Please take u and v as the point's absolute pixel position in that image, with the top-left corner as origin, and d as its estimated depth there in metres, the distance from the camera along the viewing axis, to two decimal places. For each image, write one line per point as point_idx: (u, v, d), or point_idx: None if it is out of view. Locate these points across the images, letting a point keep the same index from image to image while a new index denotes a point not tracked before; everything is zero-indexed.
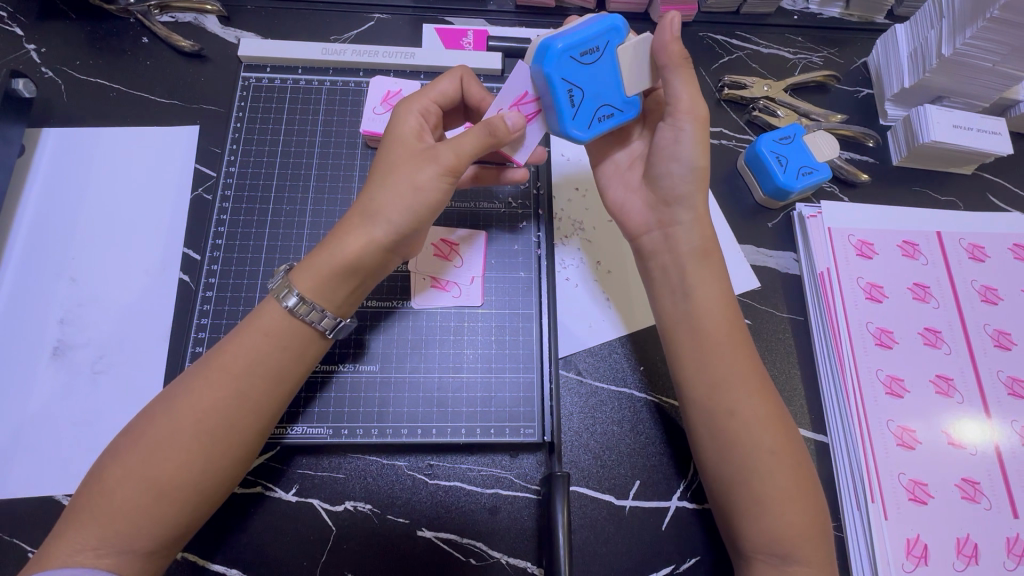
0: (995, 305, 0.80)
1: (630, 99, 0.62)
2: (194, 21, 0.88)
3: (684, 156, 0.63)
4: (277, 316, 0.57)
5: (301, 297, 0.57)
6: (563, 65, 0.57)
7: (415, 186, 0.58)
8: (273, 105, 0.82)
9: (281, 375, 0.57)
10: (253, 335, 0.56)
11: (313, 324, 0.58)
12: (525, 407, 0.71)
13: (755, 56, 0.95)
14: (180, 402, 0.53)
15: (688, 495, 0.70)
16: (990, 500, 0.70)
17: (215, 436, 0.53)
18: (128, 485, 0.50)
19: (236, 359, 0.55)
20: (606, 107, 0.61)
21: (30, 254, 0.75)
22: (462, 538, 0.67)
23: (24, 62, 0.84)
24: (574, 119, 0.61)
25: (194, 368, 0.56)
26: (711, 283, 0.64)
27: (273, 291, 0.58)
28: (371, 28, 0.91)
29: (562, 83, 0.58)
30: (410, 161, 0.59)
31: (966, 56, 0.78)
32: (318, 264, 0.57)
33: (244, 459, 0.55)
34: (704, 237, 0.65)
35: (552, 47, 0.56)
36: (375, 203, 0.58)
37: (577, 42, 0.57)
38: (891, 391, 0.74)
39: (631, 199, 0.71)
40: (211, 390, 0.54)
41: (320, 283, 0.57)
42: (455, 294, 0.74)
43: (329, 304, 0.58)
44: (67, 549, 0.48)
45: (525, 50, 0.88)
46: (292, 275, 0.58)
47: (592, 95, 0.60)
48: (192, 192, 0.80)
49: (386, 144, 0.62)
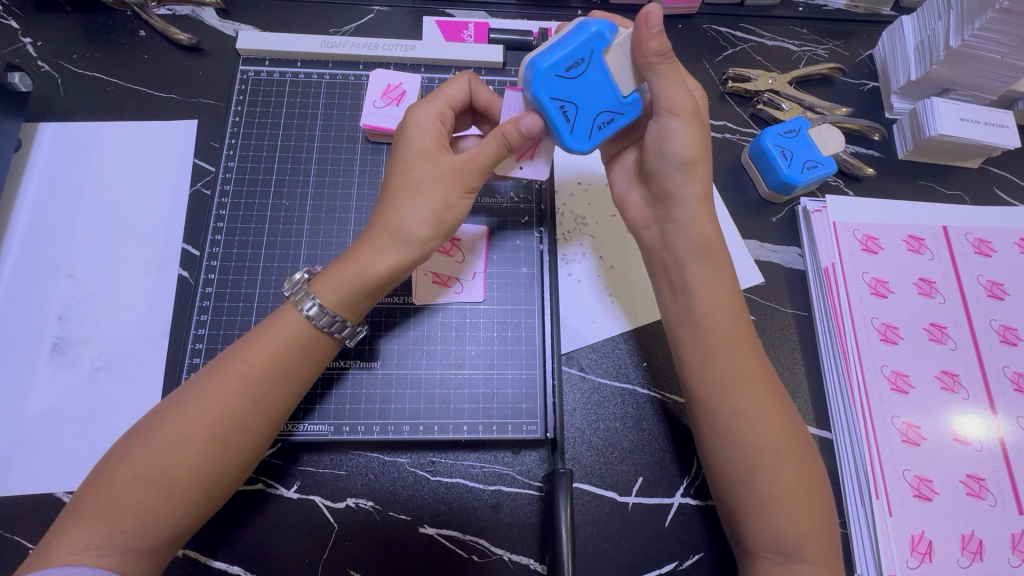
0: (1001, 300, 0.79)
1: (628, 99, 0.60)
2: (192, 14, 0.87)
3: (672, 153, 0.61)
4: (296, 324, 0.56)
5: (320, 306, 0.56)
6: (549, 82, 0.57)
7: (445, 204, 0.58)
8: (272, 99, 0.81)
9: (296, 381, 0.56)
10: (271, 340, 0.56)
11: (326, 330, 0.57)
12: (528, 403, 0.71)
13: (760, 48, 0.94)
14: (194, 406, 0.52)
15: (692, 492, 0.70)
16: (996, 496, 0.70)
17: (229, 440, 0.52)
18: (137, 486, 0.49)
19: (253, 365, 0.54)
20: (604, 114, 0.59)
21: (28, 250, 0.75)
22: (464, 534, 0.67)
23: (20, 56, 0.83)
24: (572, 133, 0.59)
25: (208, 368, 0.55)
26: (723, 279, 0.63)
27: (290, 298, 0.58)
28: (370, 20, 0.90)
29: (552, 102, 0.57)
30: (435, 176, 0.58)
31: (974, 47, 0.77)
32: (341, 276, 0.57)
33: (254, 460, 0.55)
34: (703, 235, 0.63)
35: (537, 66, 0.56)
36: (405, 222, 0.57)
37: (561, 58, 0.56)
38: (896, 386, 0.74)
39: (631, 193, 0.70)
40: (226, 396, 0.53)
41: (341, 294, 0.57)
42: (457, 290, 0.74)
43: (348, 315, 0.58)
44: (69, 547, 0.48)
45: (527, 43, 0.87)
46: (312, 284, 0.57)
47: (586, 106, 0.59)
48: (191, 187, 0.79)
49: (407, 158, 0.60)
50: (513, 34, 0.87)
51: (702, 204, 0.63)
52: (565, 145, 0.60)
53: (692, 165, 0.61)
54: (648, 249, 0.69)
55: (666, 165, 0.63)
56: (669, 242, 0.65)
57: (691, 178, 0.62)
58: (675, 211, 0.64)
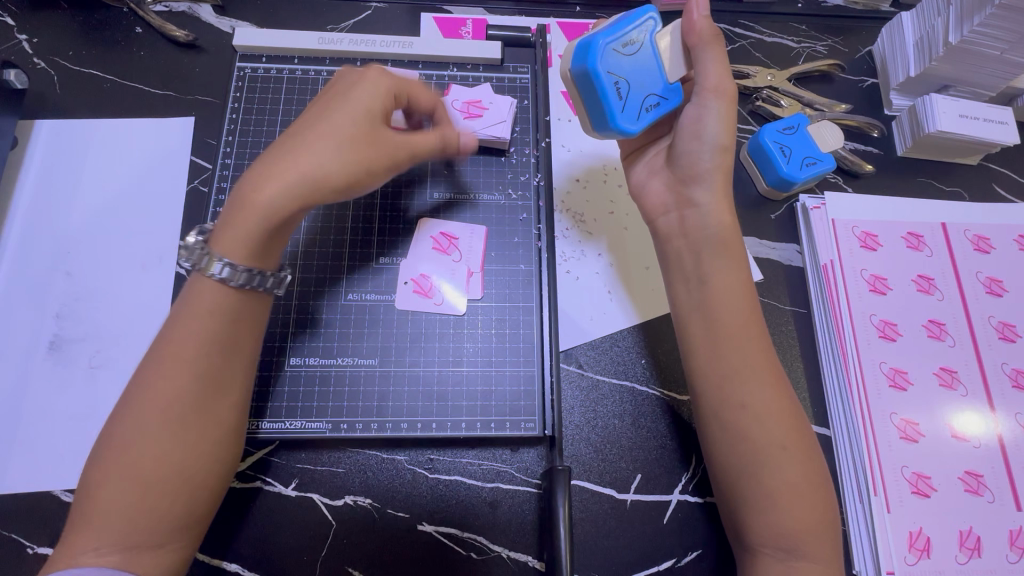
0: (1000, 296, 0.79)
1: (673, 86, 0.64)
2: (189, 10, 0.87)
3: (708, 134, 0.62)
4: (214, 291, 0.54)
5: (228, 264, 0.54)
6: (605, 59, 0.60)
7: (368, 171, 0.58)
8: (269, 95, 0.81)
9: (235, 348, 0.55)
10: (197, 316, 0.54)
11: (245, 287, 0.55)
12: (525, 400, 0.70)
13: (759, 44, 0.94)
14: (138, 400, 0.51)
15: (691, 488, 0.70)
16: (994, 493, 0.70)
17: (186, 421, 0.52)
18: (113, 485, 0.49)
19: (185, 344, 0.53)
20: (653, 97, 0.63)
21: (24, 247, 0.74)
22: (462, 532, 0.67)
23: (15, 52, 0.83)
24: (623, 112, 0.62)
25: (146, 360, 0.54)
26: (735, 273, 0.63)
27: (190, 264, 0.54)
28: (368, 17, 0.90)
29: (608, 77, 0.60)
30: (352, 122, 0.58)
31: (973, 44, 0.77)
32: (246, 230, 0.54)
33: (224, 438, 0.55)
34: (722, 224, 0.64)
35: (593, 43, 0.60)
36: (313, 171, 0.55)
37: (619, 35, 0.60)
38: (895, 383, 0.74)
39: (652, 181, 0.70)
40: (169, 379, 0.52)
41: (251, 249, 0.55)
42: (437, 301, 0.73)
43: (261, 264, 0.57)
44: (72, 550, 0.48)
45: (525, 39, 0.87)
46: (212, 245, 0.54)
47: (637, 87, 0.62)
48: (188, 184, 0.79)
49: (321, 117, 0.58)
50: (510, 30, 0.87)
51: (725, 192, 0.64)
52: (612, 122, 0.62)
53: (725, 147, 0.63)
54: (664, 238, 0.68)
55: (699, 147, 0.63)
56: (687, 229, 0.66)
57: (720, 163, 0.63)
58: (698, 197, 0.65)
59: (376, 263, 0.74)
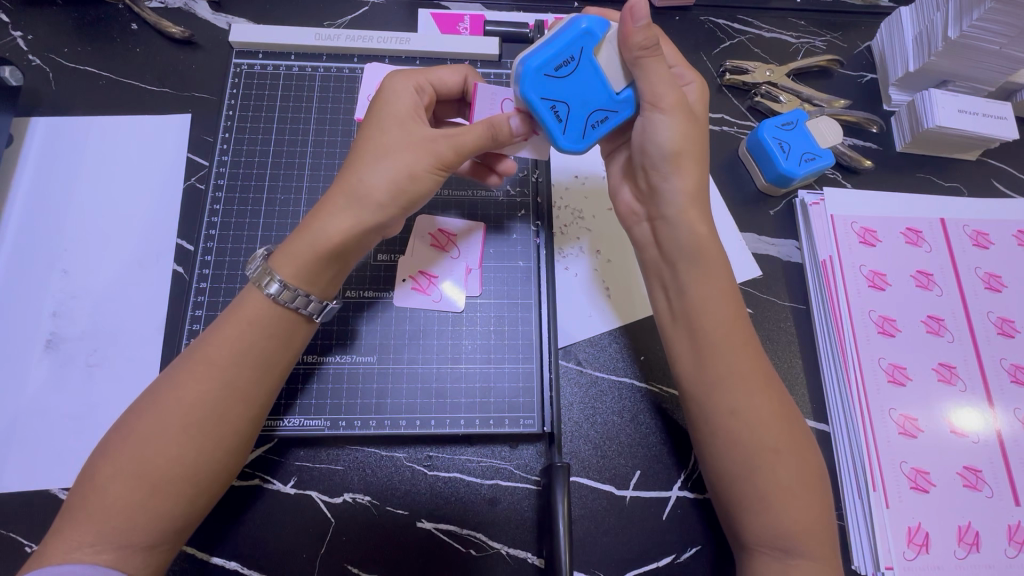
0: (999, 292, 0.79)
1: (622, 96, 0.59)
2: (184, 6, 0.86)
3: (658, 146, 0.60)
4: (260, 305, 0.56)
5: (284, 284, 0.55)
6: (539, 84, 0.56)
7: (410, 172, 0.57)
8: (265, 92, 0.80)
9: (269, 363, 0.56)
10: (234, 324, 0.55)
11: (289, 307, 0.56)
12: (524, 397, 0.70)
13: (758, 40, 0.94)
14: (165, 394, 0.52)
15: (688, 485, 0.70)
16: (992, 487, 0.70)
17: (206, 427, 0.51)
18: (120, 481, 0.49)
19: (221, 349, 0.54)
20: (598, 112, 0.59)
21: (19, 246, 0.74)
22: (461, 529, 0.67)
23: (10, 49, 0.82)
24: (565, 132, 0.59)
25: (180, 361, 0.54)
26: (716, 279, 0.62)
27: (253, 279, 0.57)
28: (365, 13, 0.90)
29: (543, 102, 0.57)
30: (404, 145, 0.58)
31: (972, 39, 0.76)
32: (298, 248, 0.56)
33: (240, 448, 0.54)
34: (695, 234, 0.62)
35: (525, 69, 0.56)
36: (363, 184, 0.56)
37: (550, 56, 0.55)
38: (893, 379, 0.74)
39: (625, 189, 0.70)
40: (195, 384, 0.52)
41: (301, 269, 0.55)
42: (434, 298, 0.73)
43: (312, 288, 0.57)
44: (65, 546, 0.47)
45: (523, 35, 0.86)
46: (273, 262, 0.56)
47: (578, 106, 0.58)
48: (185, 182, 0.79)
49: (380, 118, 0.60)
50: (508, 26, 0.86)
51: (691, 200, 0.62)
52: (557, 145, 0.60)
53: (677, 157, 0.60)
54: (641, 247, 0.69)
55: (652, 161, 0.62)
56: (661, 239, 0.65)
57: (677, 172, 0.61)
58: (665, 208, 0.63)
59: (374, 260, 0.74)
